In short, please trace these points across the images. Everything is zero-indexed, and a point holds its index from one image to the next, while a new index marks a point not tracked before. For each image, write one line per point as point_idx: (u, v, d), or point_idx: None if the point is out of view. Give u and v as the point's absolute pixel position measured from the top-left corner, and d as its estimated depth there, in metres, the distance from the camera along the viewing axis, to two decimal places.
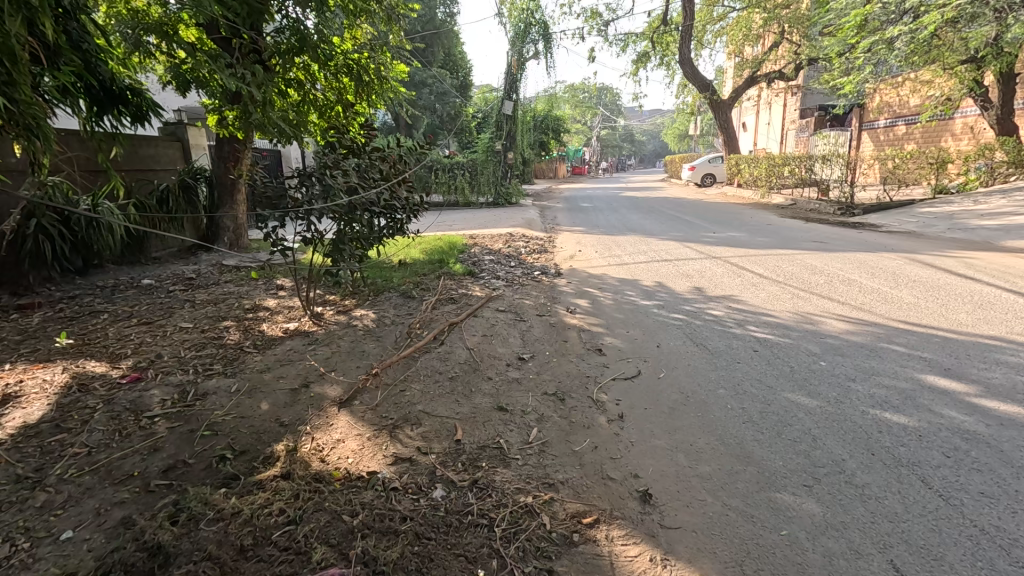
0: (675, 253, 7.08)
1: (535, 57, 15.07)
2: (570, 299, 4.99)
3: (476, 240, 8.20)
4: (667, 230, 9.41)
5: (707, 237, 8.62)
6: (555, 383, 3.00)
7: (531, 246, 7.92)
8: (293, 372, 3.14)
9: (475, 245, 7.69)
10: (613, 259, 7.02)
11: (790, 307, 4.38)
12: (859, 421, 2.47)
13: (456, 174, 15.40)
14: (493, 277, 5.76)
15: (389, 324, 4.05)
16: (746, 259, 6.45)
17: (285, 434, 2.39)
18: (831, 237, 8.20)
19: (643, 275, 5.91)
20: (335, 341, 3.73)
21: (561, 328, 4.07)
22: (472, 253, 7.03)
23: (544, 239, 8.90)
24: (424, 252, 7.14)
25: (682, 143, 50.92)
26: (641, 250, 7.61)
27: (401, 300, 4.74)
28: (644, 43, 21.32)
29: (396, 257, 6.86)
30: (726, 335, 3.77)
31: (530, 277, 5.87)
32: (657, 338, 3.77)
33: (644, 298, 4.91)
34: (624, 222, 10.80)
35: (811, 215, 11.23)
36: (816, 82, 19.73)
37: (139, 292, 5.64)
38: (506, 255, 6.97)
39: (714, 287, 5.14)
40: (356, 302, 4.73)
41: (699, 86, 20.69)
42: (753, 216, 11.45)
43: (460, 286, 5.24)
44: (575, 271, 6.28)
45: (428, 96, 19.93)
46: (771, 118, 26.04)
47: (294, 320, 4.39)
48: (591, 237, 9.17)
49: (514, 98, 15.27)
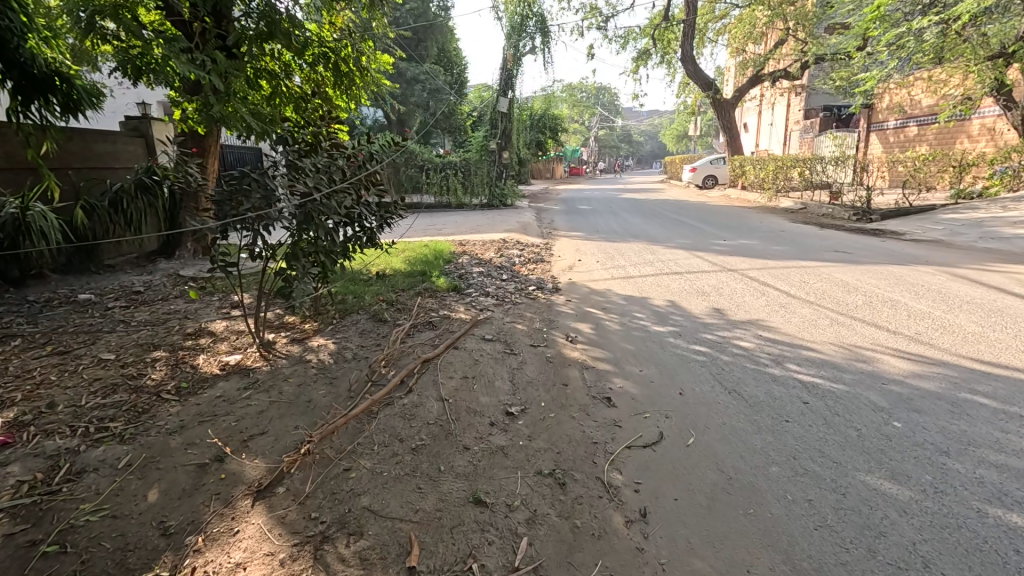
0: (685, 264, 6.39)
1: (533, 53, 14.34)
2: (570, 322, 4.27)
3: (466, 248, 7.49)
4: (674, 237, 8.72)
5: (718, 245, 7.94)
6: (552, 454, 2.27)
7: (526, 254, 7.21)
8: (210, 436, 2.41)
9: (464, 253, 6.97)
10: (617, 271, 6.33)
11: (832, 337, 3.68)
12: (980, 531, 1.76)
13: (448, 174, 14.69)
14: (482, 293, 5.04)
15: (350, 360, 3.32)
16: (766, 272, 5.77)
17: (164, 554, 1.68)
18: (853, 246, 7.52)
19: (651, 291, 5.21)
20: (279, 383, 3.00)
21: (559, 365, 3.34)
22: (460, 263, 6.30)
23: (540, 246, 8.19)
24: (407, 263, 6.43)
25: (680, 144, 50.41)
26: (647, 259, 6.91)
27: (370, 324, 4.00)
28: (644, 40, 20.66)
29: (374, 269, 6.13)
30: (763, 378, 3.05)
31: (523, 294, 5.15)
32: (679, 382, 3.04)
33: (656, 323, 4.20)
34: (626, 227, 10.11)
35: (825, 220, 10.56)
36: (823, 82, 19.11)
37: (72, 309, 4.89)
38: (499, 265, 6.27)
39: (737, 309, 4.43)
40: (316, 327, 4.00)
41: (702, 85, 20.03)
42: (762, 221, 10.79)
43: (442, 306, 4.51)
44: (575, 286, 5.57)
45: (422, 93, 19.23)
46: (774, 118, 25.42)
47: (238, 351, 3.65)
48: (592, 244, 8.46)
49: (509, 95, 14.36)
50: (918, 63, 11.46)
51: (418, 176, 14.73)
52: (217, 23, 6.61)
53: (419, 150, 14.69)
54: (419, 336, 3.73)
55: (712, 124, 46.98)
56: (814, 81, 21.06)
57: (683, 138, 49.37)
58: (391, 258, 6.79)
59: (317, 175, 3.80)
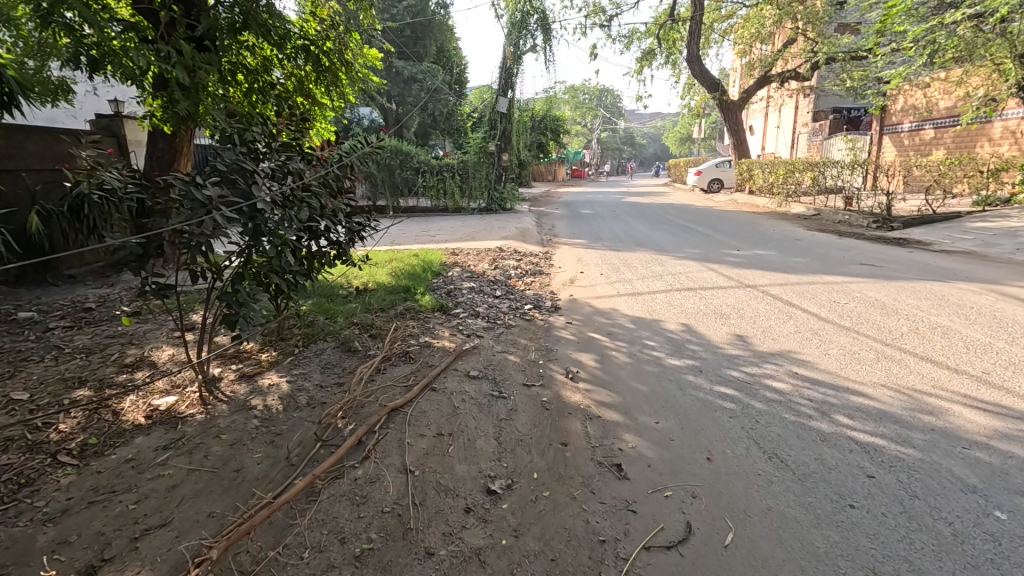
0: (698, 279, 5.80)
1: (534, 51, 13.78)
2: (570, 353, 3.67)
3: (458, 257, 6.95)
4: (683, 246, 8.12)
5: (732, 255, 7.33)
6: (545, 564, 1.70)
7: (523, 266, 6.65)
8: (94, 530, 1.83)
9: (455, 265, 6.39)
10: (623, 285, 5.73)
11: (884, 376, 3.08)
12: None
13: (445, 177, 14.19)
14: (470, 313, 4.46)
15: (303, 407, 2.73)
16: (790, 290, 5.18)
17: None
18: (880, 257, 6.95)
19: (661, 312, 4.61)
20: (206, 441, 2.41)
21: (556, 414, 2.75)
22: (450, 276, 5.71)
23: (539, 256, 7.59)
24: (392, 277, 5.85)
25: (683, 148, 49.88)
26: (655, 272, 6.32)
27: (335, 356, 3.41)
28: (649, 40, 20.11)
29: (354, 285, 5.55)
30: (810, 437, 2.45)
31: (518, 314, 4.58)
32: (705, 442, 2.45)
33: (670, 354, 3.61)
34: (631, 235, 9.51)
35: (842, 228, 9.99)
36: (833, 83, 18.58)
37: (7, 329, 4.33)
38: (492, 279, 5.68)
39: (764, 337, 3.84)
40: (273, 360, 3.42)
41: (708, 86, 19.46)
42: (775, 228, 10.23)
43: (424, 332, 3.92)
44: (577, 304, 5.01)
45: (419, 92, 18.63)
46: (781, 121, 24.88)
47: (175, 391, 3.07)
48: (594, 253, 7.92)
49: (509, 95, 13.73)
50: (940, 62, 10.90)
51: (414, 178, 14.15)
52: (187, 14, 6.08)
53: (414, 151, 14.12)
54: (391, 373, 3.15)
55: (716, 126, 46.34)
56: (823, 82, 20.46)
57: (686, 141, 48.85)
58: (376, 271, 6.22)
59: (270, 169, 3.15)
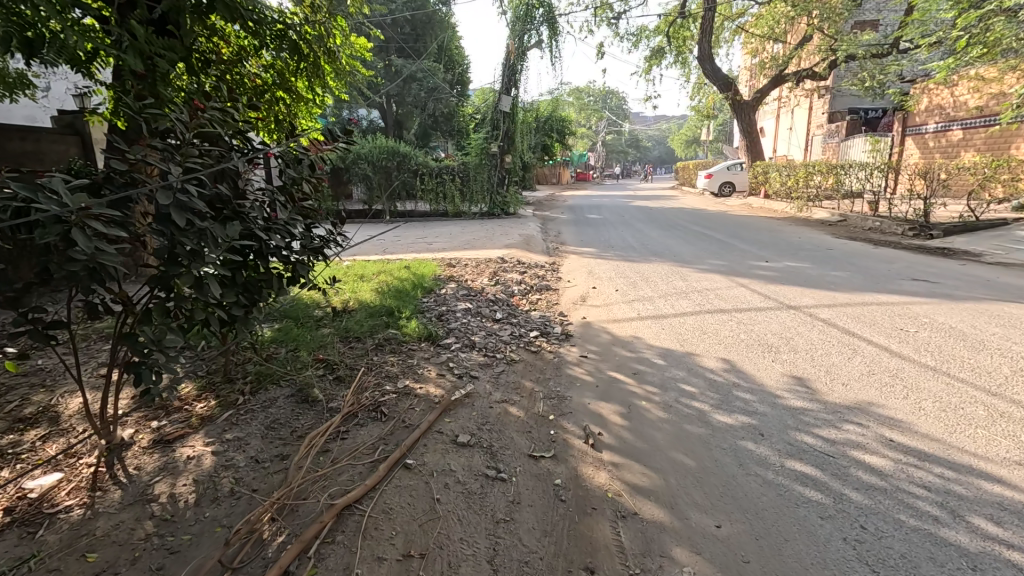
0: (730, 299, 5.02)
1: (539, 47, 13.08)
2: (588, 404, 2.89)
3: (454, 270, 6.21)
4: (704, 256, 7.35)
5: (761, 268, 6.56)
6: None
7: (528, 280, 5.90)
8: None
9: (450, 279, 5.64)
10: (643, 306, 4.96)
11: (1015, 449, 2.29)
12: None
13: (444, 179, 13.45)
14: (463, 344, 3.70)
15: (224, 499, 1.96)
16: (843, 315, 4.40)
17: None
18: (932, 270, 6.16)
19: (694, 342, 3.83)
20: (63, 567, 1.64)
21: (575, 512, 1.97)
22: (442, 294, 4.97)
23: (545, 268, 6.83)
24: (377, 295, 5.11)
25: (689, 151, 49.05)
26: (678, 289, 5.54)
27: (285, 411, 2.64)
28: (658, 38, 19.37)
29: (330, 307, 4.80)
30: (952, 564, 1.66)
31: (522, 345, 3.83)
32: (795, 568, 1.67)
33: (716, 405, 2.84)
34: (644, 243, 8.75)
35: (874, 236, 9.20)
36: (850, 83, 17.80)
37: None
38: (492, 296, 4.92)
39: (832, 381, 3.06)
40: (206, 417, 2.64)
41: (720, 85, 18.68)
42: (800, 236, 9.44)
43: (404, 376, 3.12)
44: (592, 330, 4.25)
45: (419, 92, 17.92)
46: (794, 122, 24.06)
47: (64, 464, 2.29)
48: (606, 264, 7.16)
49: (513, 93, 13.02)
50: (979, 56, 10.10)
51: (412, 181, 13.36)
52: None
53: (412, 153, 13.28)
54: (355, 441, 2.38)
55: (724, 129, 45.58)
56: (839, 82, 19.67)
57: (693, 144, 48.10)
58: (360, 287, 5.49)
59: (199, 150, 2.33)
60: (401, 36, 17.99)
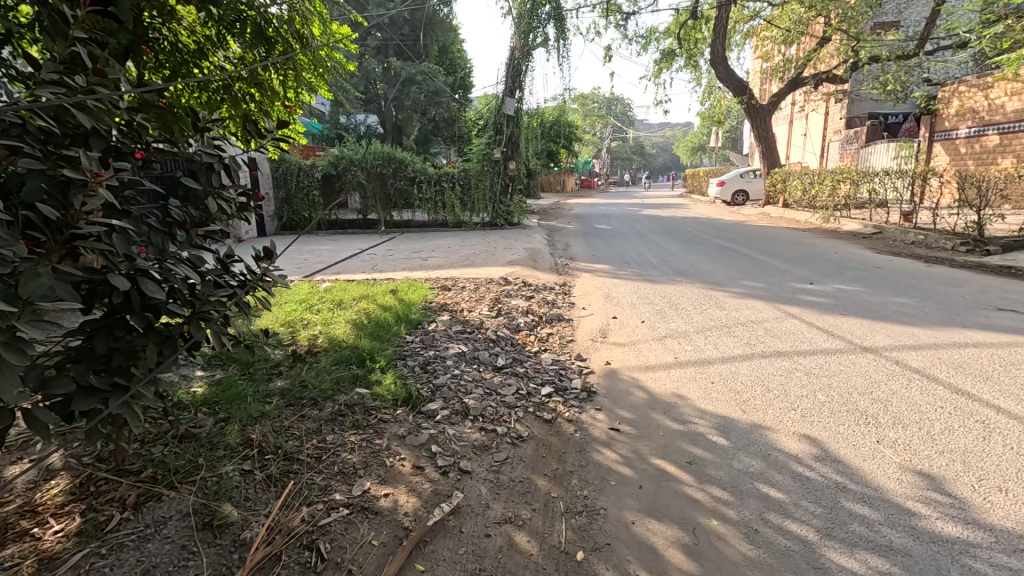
0: (786, 337, 4.08)
1: (546, 47, 12.26)
2: (632, 526, 1.95)
3: (448, 295, 5.32)
4: (736, 277, 6.42)
5: (807, 292, 5.62)
6: None
7: (536, 308, 4.99)
8: None
9: (444, 308, 4.72)
10: (679, 345, 4.03)
11: None
12: None
13: (444, 187, 12.58)
14: (450, 412, 2.77)
15: None
16: (939, 363, 3.47)
17: None
18: (1013, 296, 5.23)
19: (761, 407, 2.89)
20: None
21: None
22: (429, 329, 4.04)
23: (555, 291, 5.91)
24: (352, 333, 4.18)
25: (694, 158, 48.08)
26: (718, 321, 4.60)
27: (170, 551, 1.72)
28: (668, 40, 18.52)
29: (291, 350, 3.87)
30: None
31: (532, 410, 2.91)
32: None
33: (826, 530, 1.89)
34: (664, 259, 7.83)
35: (920, 251, 8.27)
36: (870, 86, 16.94)
37: None
38: (493, 333, 3.99)
39: (983, 485, 2.12)
40: (45, 562, 1.70)
41: (734, 89, 17.80)
42: (837, 251, 8.51)
43: (366, 474, 2.19)
44: (621, 383, 3.32)
45: (418, 96, 17.07)
46: (808, 128, 23.20)
47: None
48: (625, 285, 6.24)
49: (518, 95, 12.19)
50: None
51: (409, 189, 12.42)
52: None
53: (410, 160, 12.35)
54: None
55: (731, 137, 44.76)
56: (858, 86, 18.82)
57: (698, 151, 47.32)
58: (335, 318, 4.65)
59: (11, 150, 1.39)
60: (400, 37, 17.19)
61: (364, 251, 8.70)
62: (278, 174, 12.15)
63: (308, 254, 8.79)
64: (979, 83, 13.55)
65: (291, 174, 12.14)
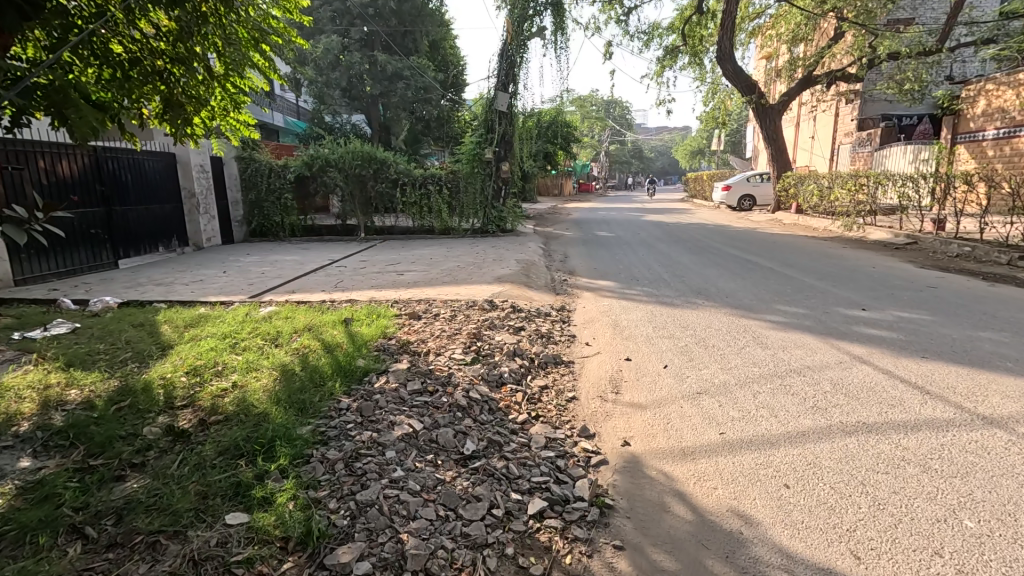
0: (867, 397, 2.99)
1: (542, 37, 11.21)
2: None
3: (415, 325, 4.23)
4: (769, 300, 5.31)
5: (865, 323, 4.52)
6: None
7: (526, 346, 3.89)
8: None
9: (403, 347, 3.62)
10: (721, 409, 2.92)
11: None
12: None
13: (430, 190, 11.47)
14: (372, 569, 1.64)
15: None
16: None
17: None
18: None
19: (882, 548, 1.79)
20: None
21: None
22: (375, 387, 2.90)
23: (550, 318, 4.82)
24: (272, 387, 3.09)
25: (693, 162, 47.13)
26: (763, 367, 3.51)
27: None
28: (671, 36, 17.47)
29: (179, 421, 2.73)
30: None
31: (510, 553, 1.79)
32: None
33: None
34: (677, 274, 6.76)
35: (971, 266, 7.22)
36: (886, 85, 15.94)
37: None
38: (464, 391, 2.86)
39: None
40: None
41: (742, 87, 16.70)
42: (873, 264, 7.45)
43: None
44: (648, 487, 2.21)
45: (405, 92, 15.96)
46: (815, 130, 22.23)
47: None
48: (635, 310, 5.16)
49: (511, 90, 11.11)
50: None
51: (391, 193, 11.29)
52: None
53: (392, 159, 11.21)
54: None
55: (732, 140, 43.83)
56: (872, 85, 17.84)
57: (697, 155, 46.33)
58: (261, 362, 3.56)
59: None
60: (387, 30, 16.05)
61: (332, 264, 7.60)
62: (246, 175, 11.01)
63: (269, 267, 7.67)
64: (1009, 81, 12.75)
65: (261, 175, 11.00)
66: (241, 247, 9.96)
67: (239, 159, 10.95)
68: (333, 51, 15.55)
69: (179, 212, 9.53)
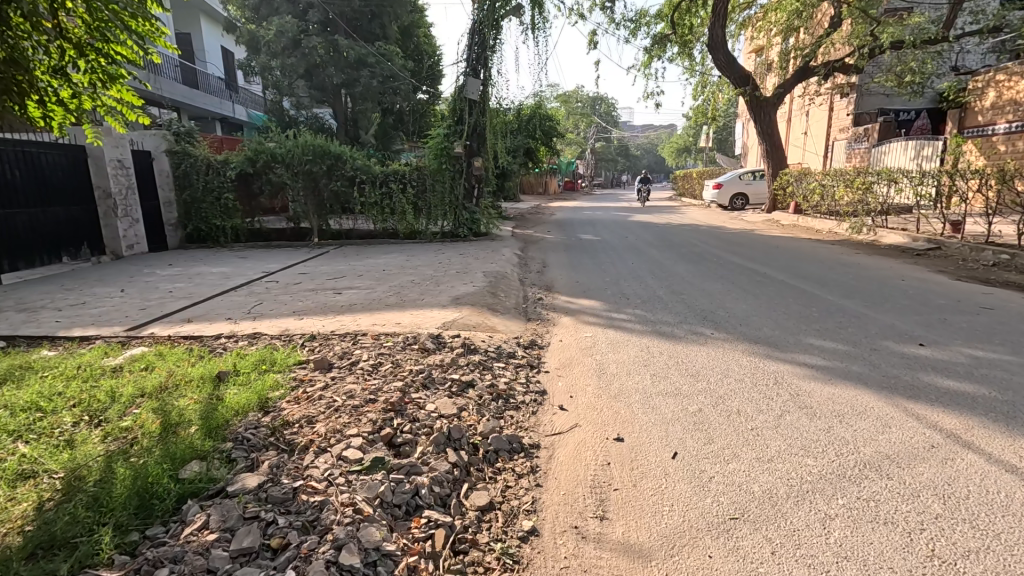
0: (1012, 535, 1.81)
1: (517, 16, 10.00)
2: None
3: (314, 384, 2.95)
4: (797, 332, 4.15)
5: (933, 367, 3.37)
6: None
7: (471, 419, 2.66)
8: None
9: (275, 436, 2.34)
10: (776, 564, 1.72)
11: None
12: None
13: (393, 188, 10.15)
14: None
15: None
16: None
17: None
18: None
19: None
20: None
21: None
22: (176, 542, 1.64)
23: (514, 363, 3.58)
24: (17, 529, 1.81)
25: (680, 161, 46.39)
26: (824, 461, 2.31)
27: None
28: (659, 25, 16.36)
29: None
30: None
31: None
32: None
33: None
34: (676, 291, 5.59)
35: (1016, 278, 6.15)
36: (886, 76, 15.02)
37: None
38: (332, 550, 1.62)
39: None
40: None
41: (735, 79, 15.66)
42: (902, 276, 6.35)
43: None
44: None
45: (371, 81, 14.65)
46: (808, 125, 21.35)
47: None
48: (627, 346, 3.96)
49: (482, 75, 9.87)
50: None
51: (348, 192, 9.96)
52: None
53: (348, 153, 9.87)
54: None
55: (721, 139, 43.10)
56: (869, 78, 16.97)
57: (684, 154, 45.56)
58: (47, 460, 2.26)
59: None
60: (349, 12, 14.61)
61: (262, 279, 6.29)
62: (179, 172, 9.59)
63: (184, 283, 6.32)
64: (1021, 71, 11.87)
65: (196, 172, 9.59)
66: (169, 255, 8.59)
67: (170, 154, 9.52)
68: (288, 34, 14.04)
69: (90, 215, 8.11)
